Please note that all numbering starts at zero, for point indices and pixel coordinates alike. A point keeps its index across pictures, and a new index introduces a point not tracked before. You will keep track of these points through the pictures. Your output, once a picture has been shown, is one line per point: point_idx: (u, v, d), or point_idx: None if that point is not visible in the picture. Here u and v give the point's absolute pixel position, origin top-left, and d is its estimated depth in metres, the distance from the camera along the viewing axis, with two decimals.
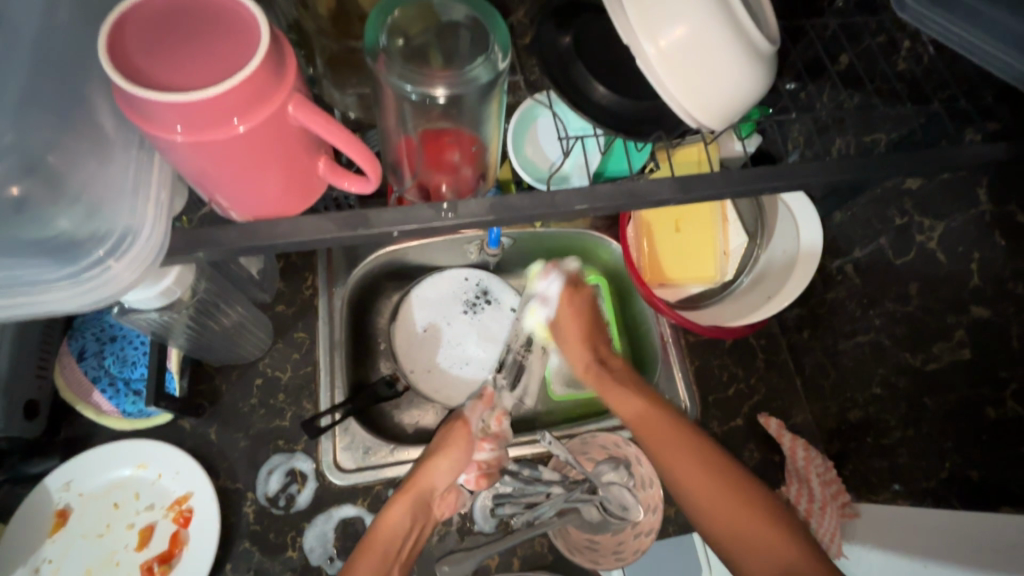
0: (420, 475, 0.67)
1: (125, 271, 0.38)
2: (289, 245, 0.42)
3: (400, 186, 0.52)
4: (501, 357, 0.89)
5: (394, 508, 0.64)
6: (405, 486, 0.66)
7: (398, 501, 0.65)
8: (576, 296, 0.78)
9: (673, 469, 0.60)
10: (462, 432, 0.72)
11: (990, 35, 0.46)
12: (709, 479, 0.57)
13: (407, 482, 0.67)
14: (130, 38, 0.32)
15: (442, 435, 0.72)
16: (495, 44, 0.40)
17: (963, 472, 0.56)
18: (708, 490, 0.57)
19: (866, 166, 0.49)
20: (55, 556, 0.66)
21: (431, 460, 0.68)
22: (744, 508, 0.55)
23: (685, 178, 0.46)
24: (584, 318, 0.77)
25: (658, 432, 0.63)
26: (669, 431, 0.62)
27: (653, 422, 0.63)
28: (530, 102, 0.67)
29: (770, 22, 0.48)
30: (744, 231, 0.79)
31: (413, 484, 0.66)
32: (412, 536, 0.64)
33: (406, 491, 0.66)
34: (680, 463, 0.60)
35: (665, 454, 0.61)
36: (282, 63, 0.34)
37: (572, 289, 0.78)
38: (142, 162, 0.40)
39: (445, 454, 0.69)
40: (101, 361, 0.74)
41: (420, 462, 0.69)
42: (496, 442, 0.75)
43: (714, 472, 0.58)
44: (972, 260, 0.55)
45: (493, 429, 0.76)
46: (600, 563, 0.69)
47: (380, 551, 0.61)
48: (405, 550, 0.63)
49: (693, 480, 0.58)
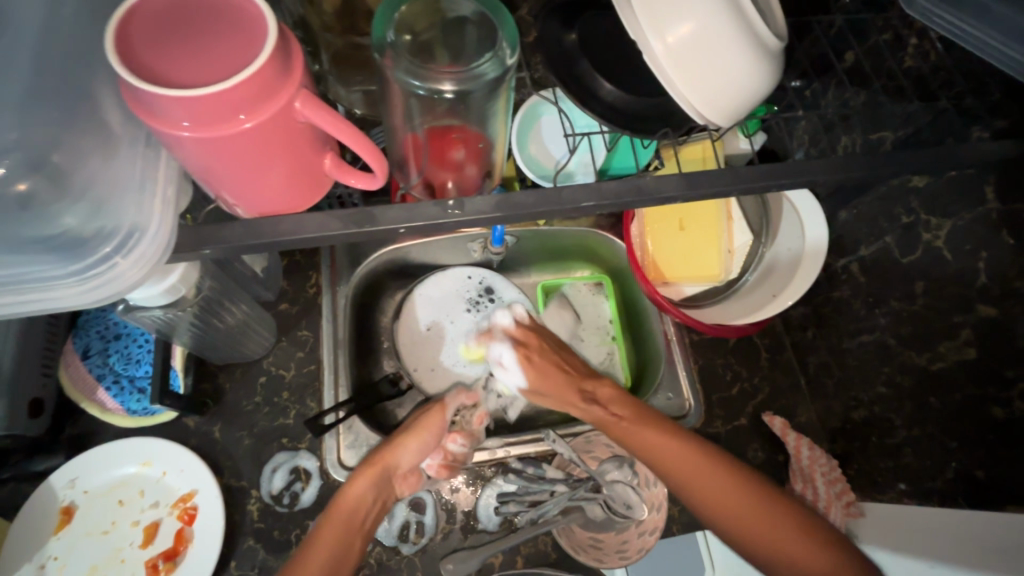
0: (389, 450, 0.66)
1: (131, 268, 0.38)
2: (295, 242, 0.42)
3: (406, 183, 0.53)
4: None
5: (359, 479, 0.63)
6: (371, 458, 0.65)
7: (365, 471, 0.64)
8: (529, 357, 0.75)
9: (710, 506, 0.58)
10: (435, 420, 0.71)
11: (997, 32, 0.45)
12: (715, 482, 0.59)
13: (375, 453, 0.65)
14: (137, 34, 0.32)
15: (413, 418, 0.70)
16: (503, 40, 0.40)
17: (969, 472, 0.56)
18: (746, 520, 0.56)
19: (873, 164, 0.49)
20: (61, 552, 0.66)
21: (399, 439, 0.67)
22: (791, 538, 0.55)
23: (691, 175, 0.46)
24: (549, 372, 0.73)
25: (687, 468, 0.60)
26: (687, 455, 0.61)
27: (680, 460, 0.60)
28: (535, 99, 0.67)
29: (777, 18, 0.48)
30: (748, 230, 0.79)
31: (380, 457, 0.65)
32: (374, 509, 0.63)
33: (373, 462, 0.65)
34: (720, 503, 0.58)
35: (709, 492, 0.58)
36: (289, 58, 0.34)
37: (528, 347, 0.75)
38: (149, 158, 0.40)
39: (415, 436, 0.68)
40: (105, 357, 0.74)
41: (390, 439, 0.68)
42: (468, 437, 0.73)
43: (758, 511, 0.57)
44: (980, 258, 0.55)
45: (473, 426, 0.75)
46: (604, 561, 0.69)
47: (343, 521, 0.60)
48: (367, 520, 0.62)
49: (740, 521, 0.57)
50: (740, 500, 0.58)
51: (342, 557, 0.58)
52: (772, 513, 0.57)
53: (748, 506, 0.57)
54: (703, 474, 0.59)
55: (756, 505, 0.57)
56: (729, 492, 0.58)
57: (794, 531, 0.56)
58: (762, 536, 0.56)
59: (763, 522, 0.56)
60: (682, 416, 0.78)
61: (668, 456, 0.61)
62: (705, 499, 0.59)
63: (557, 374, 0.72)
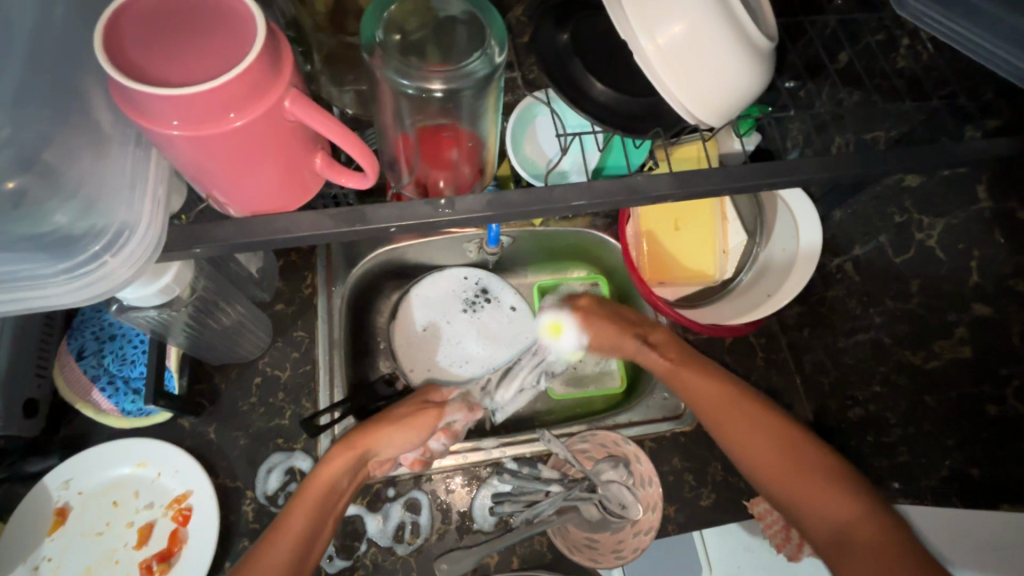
0: (372, 434, 0.66)
1: (121, 267, 0.38)
2: (285, 241, 0.42)
3: (398, 182, 0.53)
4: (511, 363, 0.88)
5: (333, 461, 0.63)
6: (350, 438, 0.65)
7: (341, 453, 0.64)
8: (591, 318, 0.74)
9: (750, 455, 0.62)
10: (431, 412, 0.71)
11: (988, 32, 0.46)
12: (746, 421, 0.63)
13: (356, 434, 0.65)
14: (125, 33, 0.32)
15: (406, 409, 0.70)
16: (493, 38, 0.41)
17: (964, 469, 0.57)
18: (775, 458, 0.61)
19: (866, 163, 0.49)
20: (55, 553, 0.66)
21: (384, 424, 0.67)
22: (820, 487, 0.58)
23: (683, 174, 0.46)
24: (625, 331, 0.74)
25: (736, 423, 0.63)
26: (714, 391, 0.65)
27: (726, 412, 0.64)
28: (530, 100, 0.67)
29: (767, 18, 0.48)
30: (742, 230, 0.79)
31: (360, 441, 0.65)
32: (348, 488, 0.64)
33: (351, 443, 0.64)
34: (763, 455, 0.61)
35: (739, 433, 0.63)
36: (278, 57, 0.34)
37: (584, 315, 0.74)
38: (139, 158, 0.40)
39: (400, 424, 0.68)
40: (100, 358, 0.74)
41: (376, 423, 0.67)
42: (450, 438, 0.73)
43: (801, 459, 0.60)
44: (972, 257, 0.55)
45: (455, 426, 0.74)
46: (599, 561, 0.68)
47: (315, 501, 0.60)
48: (338, 501, 0.63)
49: (781, 473, 0.60)
50: (788, 450, 0.61)
51: (307, 539, 0.58)
52: (812, 465, 0.59)
53: (790, 462, 0.60)
54: (751, 428, 0.62)
55: (799, 457, 0.60)
56: (771, 445, 0.61)
57: (827, 482, 0.58)
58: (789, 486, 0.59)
59: (807, 475, 0.59)
60: (678, 417, 0.79)
61: (716, 409, 0.64)
62: (752, 449, 0.62)
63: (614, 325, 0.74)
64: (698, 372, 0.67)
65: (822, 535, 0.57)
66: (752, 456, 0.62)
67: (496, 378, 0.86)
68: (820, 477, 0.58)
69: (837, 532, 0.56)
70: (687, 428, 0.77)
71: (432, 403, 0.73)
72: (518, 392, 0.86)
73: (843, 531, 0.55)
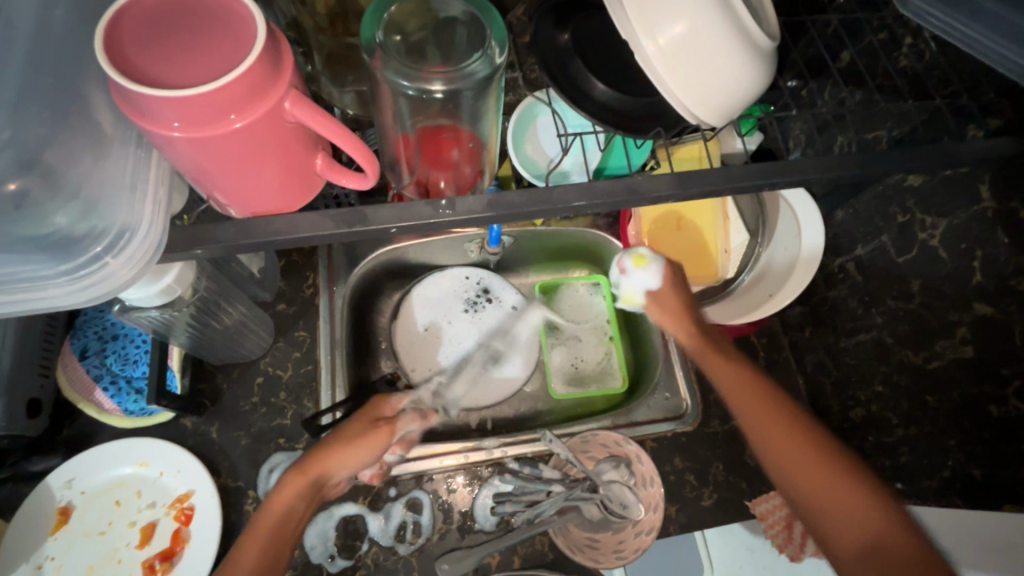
0: (322, 457, 0.60)
1: (122, 268, 0.38)
2: (286, 243, 0.42)
3: (399, 183, 0.53)
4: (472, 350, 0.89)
5: (285, 488, 0.59)
6: (302, 462, 0.61)
7: (293, 479, 0.59)
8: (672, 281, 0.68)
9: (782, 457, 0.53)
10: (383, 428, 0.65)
11: (990, 30, 0.46)
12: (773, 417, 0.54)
13: (308, 458, 0.61)
14: (126, 35, 0.32)
15: (353, 425, 0.64)
16: (493, 39, 0.41)
17: (966, 470, 0.56)
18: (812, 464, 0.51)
19: (868, 163, 0.49)
20: (57, 553, 0.66)
21: (334, 445, 0.61)
22: (849, 490, 0.49)
23: (684, 174, 0.46)
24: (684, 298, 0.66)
25: (756, 410, 0.55)
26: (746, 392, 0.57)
27: (753, 406, 0.55)
28: (531, 100, 0.67)
29: (769, 18, 0.48)
30: (745, 229, 0.80)
31: (311, 466, 0.60)
32: (303, 517, 0.59)
33: (303, 468, 0.60)
34: (794, 456, 0.52)
35: (762, 431, 0.54)
36: (279, 59, 0.34)
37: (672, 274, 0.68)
38: (140, 159, 0.40)
39: (352, 442, 0.62)
40: (102, 358, 0.74)
41: (326, 443, 0.62)
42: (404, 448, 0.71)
43: (828, 459, 0.51)
44: (975, 257, 0.55)
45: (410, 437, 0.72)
46: (600, 561, 0.69)
47: (269, 536, 0.56)
48: (295, 530, 0.59)
49: (812, 481, 0.50)
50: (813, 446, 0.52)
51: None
52: (841, 462, 0.51)
53: (817, 461, 0.51)
54: (774, 413, 0.54)
55: (836, 468, 0.50)
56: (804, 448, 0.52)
57: (856, 483, 0.49)
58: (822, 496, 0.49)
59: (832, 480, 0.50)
60: (679, 417, 0.79)
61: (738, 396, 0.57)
62: (773, 443, 0.53)
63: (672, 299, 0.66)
64: (729, 364, 0.59)
65: (848, 545, 0.47)
66: (763, 438, 0.54)
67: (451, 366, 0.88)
68: (828, 461, 0.51)
69: (860, 543, 0.47)
70: (689, 428, 0.77)
71: (385, 419, 0.67)
72: (465, 382, 0.87)
73: (847, 527, 0.48)
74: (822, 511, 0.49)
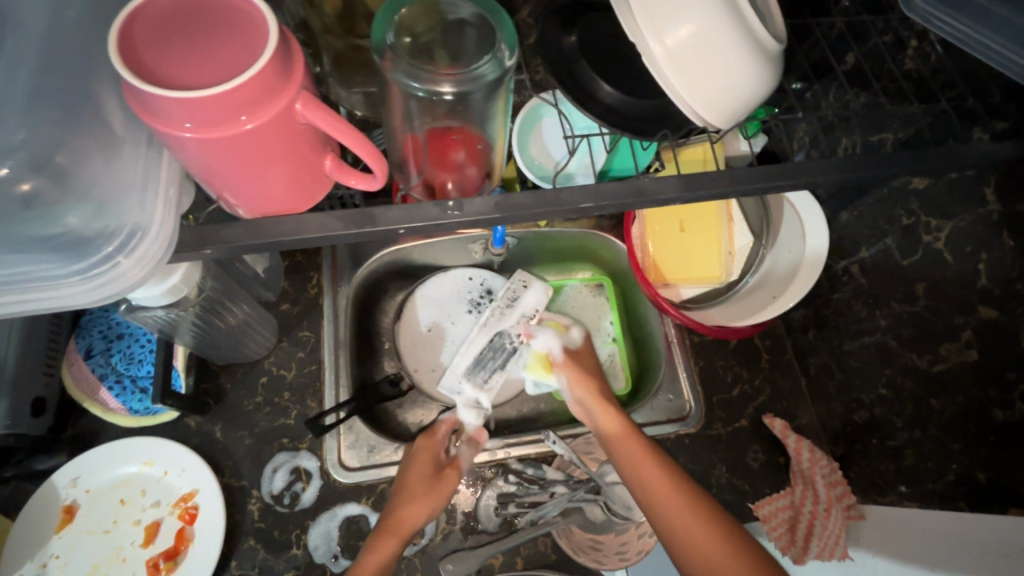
0: (404, 514, 0.64)
1: (134, 268, 0.38)
2: (295, 242, 0.42)
3: (406, 183, 0.54)
4: (486, 351, 0.81)
5: (378, 549, 0.61)
6: (390, 523, 0.64)
7: (384, 541, 0.62)
8: (582, 361, 0.81)
9: (675, 523, 0.57)
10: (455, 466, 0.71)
11: (996, 33, 0.46)
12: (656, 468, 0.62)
13: (391, 519, 0.64)
14: (138, 36, 0.32)
15: (412, 449, 0.71)
16: (502, 41, 0.41)
17: (970, 473, 0.56)
18: (682, 510, 0.58)
19: (872, 165, 0.49)
20: (62, 551, 0.66)
21: (409, 500, 0.65)
22: (712, 537, 0.56)
23: (690, 175, 0.46)
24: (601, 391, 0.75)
25: (673, 502, 0.59)
26: (647, 459, 0.63)
27: (672, 495, 0.59)
28: (537, 101, 0.68)
29: (776, 20, 0.48)
30: (749, 231, 0.79)
31: (399, 525, 0.64)
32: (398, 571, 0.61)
33: (392, 530, 0.63)
34: (701, 537, 0.56)
35: (641, 471, 0.62)
36: (290, 60, 0.34)
37: (581, 355, 0.82)
38: (151, 159, 0.40)
39: (418, 495, 0.66)
40: (107, 357, 0.74)
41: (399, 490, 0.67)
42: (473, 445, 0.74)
43: (675, 508, 0.58)
44: (980, 260, 0.55)
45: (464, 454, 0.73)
46: (604, 563, 0.69)
47: None
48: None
49: (687, 519, 0.57)
50: (698, 507, 0.58)
51: None
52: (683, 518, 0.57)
53: (716, 537, 0.56)
54: (663, 466, 0.62)
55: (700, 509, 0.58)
56: (709, 530, 0.56)
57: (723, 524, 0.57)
58: (694, 539, 0.56)
59: (720, 543, 0.55)
60: (682, 418, 0.79)
61: (677, 509, 0.58)
62: (647, 475, 0.61)
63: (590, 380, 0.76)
64: (634, 439, 0.66)
65: None
66: (678, 525, 0.57)
67: (462, 366, 0.81)
68: (703, 514, 0.58)
69: None
70: (692, 430, 0.78)
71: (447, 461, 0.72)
72: (490, 387, 0.80)
73: (691, 541, 0.56)
74: (694, 551, 0.55)
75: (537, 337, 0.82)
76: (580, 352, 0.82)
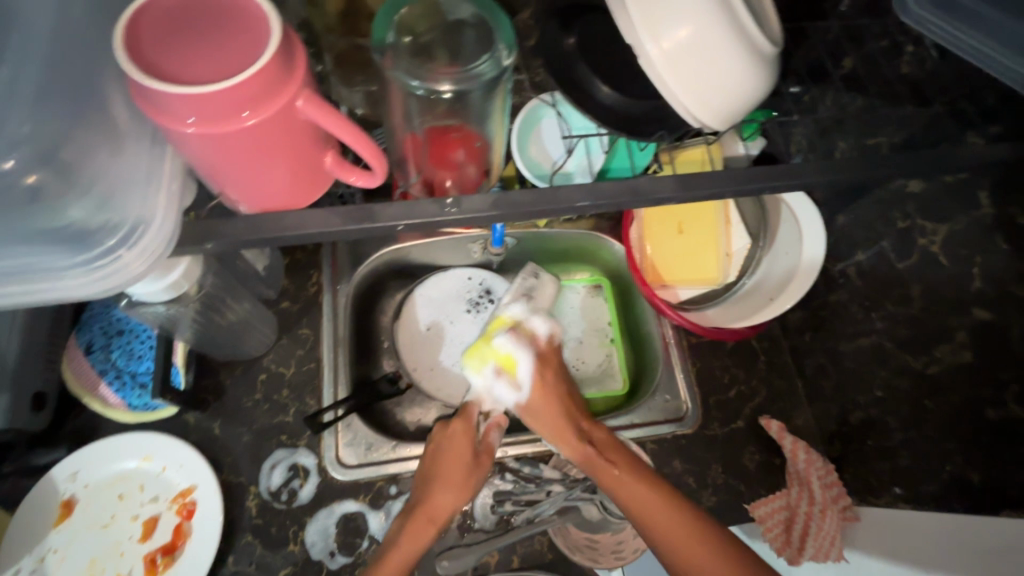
0: (439, 502, 0.63)
1: (135, 260, 0.39)
2: (295, 238, 0.43)
3: (405, 181, 0.54)
4: None
5: (414, 539, 0.61)
6: (426, 511, 0.63)
7: (421, 530, 0.62)
8: (547, 373, 0.71)
9: (654, 530, 0.56)
10: (487, 453, 0.68)
11: (990, 38, 0.46)
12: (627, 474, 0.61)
13: (425, 505, 0.63)
14: (144, 31, 0.33)
15: (445, 432, 0.68)
16: (500, 42, 0.41)
17: (963, 474, 0.56)
18: (660, 515, 0.57)
19: (867, 168, 0.49)
20: (61, 545, 0.67)
21: (445, 489, 0.64)
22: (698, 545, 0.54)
23: (686, 175, 0.47)
24: (565, 410, 0.69)
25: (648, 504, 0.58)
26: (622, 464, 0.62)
27: (650, 503, 0.57)
28: (536, 103, 0.68)
29: (772, 24, 0.48)
30: (746, 233, 0.80)
31: (437, 513, 0.62)
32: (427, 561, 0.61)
33: (427, 517, 0.62)
34: (686, 554, 0.54)
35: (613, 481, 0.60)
36: (293, 57, 0.34)
37: (546, 366, 0.71)
38: (155, 155, 0.41)
39: (455, 482, 0.64)
40: (107, 353, 0.75)
41: (435, 476, 0.65)
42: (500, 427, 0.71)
43: (651, 513, 0.57)
44: (974, 263, 0.56)
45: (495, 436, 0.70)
46: (599, 561, 0.70)
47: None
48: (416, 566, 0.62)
49: (665, 525, 0.56)
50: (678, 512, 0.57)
51: None
52: (662, 520, 0.56)
53: (694, 538, 0.55)
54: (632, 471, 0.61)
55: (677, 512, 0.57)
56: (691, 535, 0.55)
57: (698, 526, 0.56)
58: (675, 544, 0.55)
59: (691, 541, 0.55)
60: (679, 418, 0.79)
61: (652, 513, 0.57)
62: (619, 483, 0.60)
63: (556, 411, 0.68)
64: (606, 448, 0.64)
65: None
66: (654, 528, 0.56)
67: None
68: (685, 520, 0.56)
69: None
70: (689, 430, 0.78)
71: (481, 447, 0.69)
72: None
73: (676, 547, 0.55)
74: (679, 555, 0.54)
75: (512, 389, 0.70)
76: (543, 366, 0.71)
